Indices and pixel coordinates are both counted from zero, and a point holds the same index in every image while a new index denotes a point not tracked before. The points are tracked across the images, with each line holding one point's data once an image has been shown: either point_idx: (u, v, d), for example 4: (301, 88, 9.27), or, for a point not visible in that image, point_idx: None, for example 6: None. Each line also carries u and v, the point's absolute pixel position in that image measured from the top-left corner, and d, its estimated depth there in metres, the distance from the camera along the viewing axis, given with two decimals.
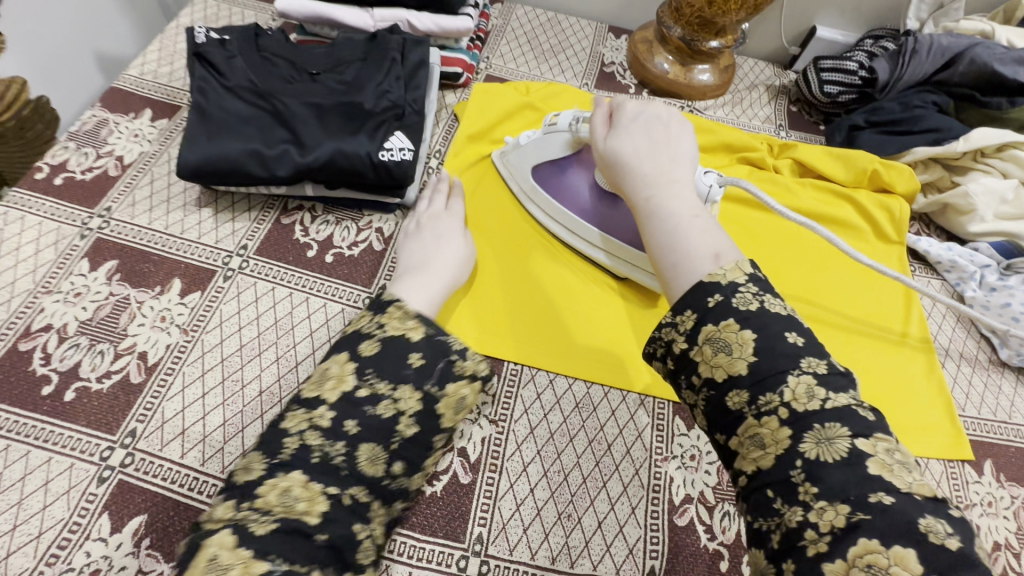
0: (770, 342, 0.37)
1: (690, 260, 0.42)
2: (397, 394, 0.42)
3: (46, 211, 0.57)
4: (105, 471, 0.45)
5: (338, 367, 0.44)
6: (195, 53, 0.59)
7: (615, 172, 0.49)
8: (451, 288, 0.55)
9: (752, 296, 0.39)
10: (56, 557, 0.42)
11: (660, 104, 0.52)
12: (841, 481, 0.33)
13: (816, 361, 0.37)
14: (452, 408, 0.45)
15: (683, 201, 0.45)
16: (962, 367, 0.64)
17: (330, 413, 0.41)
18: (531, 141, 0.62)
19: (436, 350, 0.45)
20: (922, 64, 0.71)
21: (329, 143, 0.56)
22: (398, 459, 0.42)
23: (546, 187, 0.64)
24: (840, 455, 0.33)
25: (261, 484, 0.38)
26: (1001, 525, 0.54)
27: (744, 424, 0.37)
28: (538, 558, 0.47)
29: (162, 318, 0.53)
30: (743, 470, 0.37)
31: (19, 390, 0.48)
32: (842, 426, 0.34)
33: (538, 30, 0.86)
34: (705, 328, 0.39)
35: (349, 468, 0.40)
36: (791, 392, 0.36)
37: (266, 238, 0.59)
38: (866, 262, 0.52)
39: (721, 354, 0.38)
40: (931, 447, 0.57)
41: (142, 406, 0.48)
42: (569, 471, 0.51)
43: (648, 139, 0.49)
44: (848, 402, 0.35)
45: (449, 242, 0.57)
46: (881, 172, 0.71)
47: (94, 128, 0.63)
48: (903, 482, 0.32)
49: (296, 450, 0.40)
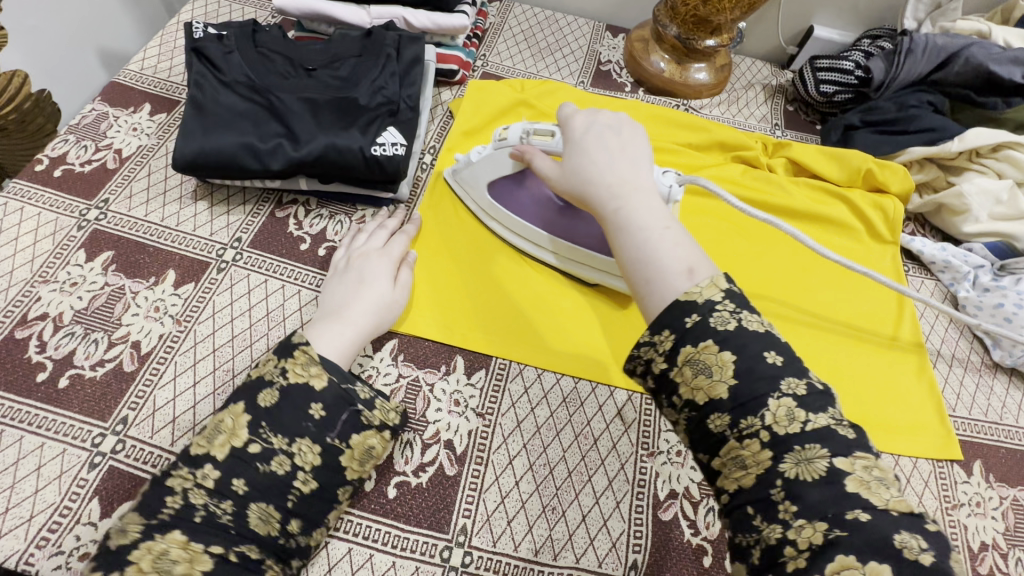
0: (750, 364, 0.37)
1: (663, 276, 0.41)
2: (293, 449, 0.43)
3: (45, 202, 0.58)
4: (96, 457, 0.46)
5: (231, 420, 0.44)
6: (193, 48, 0.59)
7: (578, 190, 0.49)
8: (370, 335, 0.52)
9: (729, 314, 0.39)
10: (46, 539, 0.42)
11: (607, 112, 0.53)
12: (819, 500, 0.33)
13: (796, 381, 0.37)
14: (358, 460, 0.45)
15: (652, 211, 0.45)
16: (954, 368, 0.64)
17: (216, 473, 0.41)
18: (482, 157, 0.60)
19: (339, 400, 0.45)
20: (917, 64, 0.71)
21: (322, 137, 0.57)
22: (293, 516, 0.42)
23: (502, 201, 0.62)
24: (818, 474, 0.34)
25: (133, 549, 0.38)
26: (988, 525, 0.54)
27: (726, 446, 0.37)
28: (521, 550, 0.47)
29: (155, 309, 0.54)
30: (725, 489, 0.37)
31: (14, 376, 0.49)
32: (821, 447, 0.35)
33: (535, 28, 0.86)
34: (684, 349, 0.38)
35: (239, 526, 0.40)
36: (772, 415, 0.36)
37: (260, 231, 0.60)
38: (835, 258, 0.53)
39: (700, 375, 0.38)
40: (919, 447, 0.57)
41: (134, 395, 0.49)
42: (554, 465, 0.51)
43: (604, 150, 0.49)
44: (828, 422, 0.36)
45: (372, 285, 0.54)
46: (875, 171, 0.71)
47: (94, 122, 0.64)
48: (880, 499, 0.33)
49: (179, 507, 0.40)
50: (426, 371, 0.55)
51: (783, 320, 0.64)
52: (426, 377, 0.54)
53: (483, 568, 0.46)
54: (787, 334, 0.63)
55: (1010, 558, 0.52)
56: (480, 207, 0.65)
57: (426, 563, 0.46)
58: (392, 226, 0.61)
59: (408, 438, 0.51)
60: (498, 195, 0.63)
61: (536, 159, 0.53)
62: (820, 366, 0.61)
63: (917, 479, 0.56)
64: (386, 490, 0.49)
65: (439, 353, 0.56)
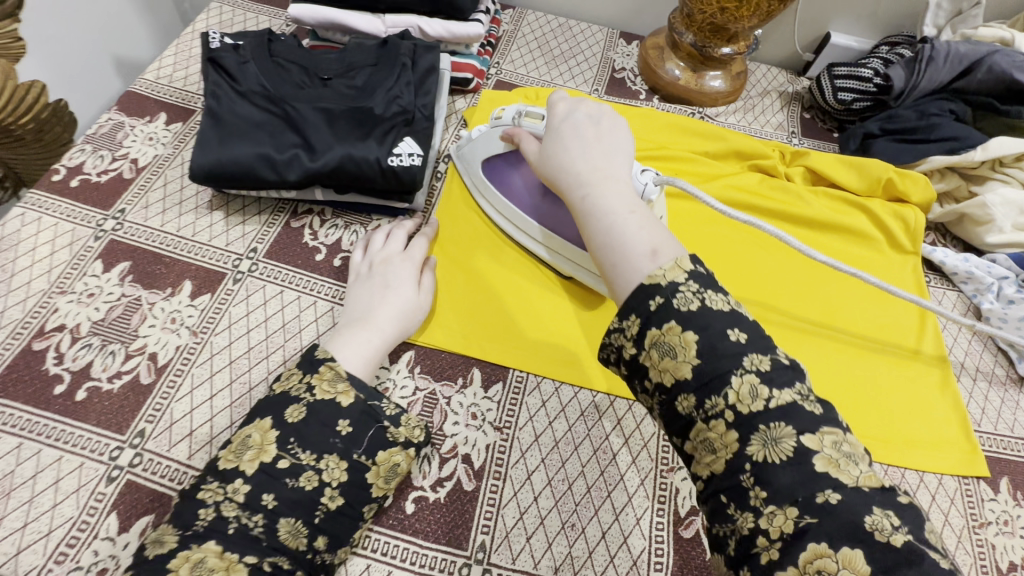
0: (712, 342, 0.36)
1: (626, 258, 0.41)
2: (321, 465, 0.43)
3: (62, 212, 0.58)
4: (114, 470, 0.46)
5: (259, 435, 0.43)
6: (209, 58, 0.59)
7: (551, 177, 0.49)
8: (397, 338, 0.52)
9: (692, 294, 0.38)
10: (64, 555, 0.42)
11: (590, 102, 0.52)
12: (788, 483, 0.32)
13: (760, 357, 0.36)
14: (383, 478, 0.45)
15: (620, 197, 0.44)
16: (978, 382, 0.62)
17: (246, 487, 0.41)
18: (480, 135, 0.62)
19: (365, 415, 0.46)
20: (937, 73, 0.70)
21: (339, 148, 0.56)
22: (320, 533, 0.42)
23: (495, 180, 0.63)
24: (785, 455, 0.33)
25: (172, 558, 0.38)
26: (1017, 544, 0.53)
27: (694, 428, 0.36)
28: (541, 568, 0.46)
29: (172, 320, 0.53)
30: (698, 475, 0.36)
31: (33, 388, 0.49)
32: (785, 423, 0.34)
33: (549, 36, 0.86)
34: (649, 331, 0.38)
35: (269, 538, 0.40)
36: (735, 394, 0.35)
37: (275, 241, 0.60)
38: (820, 257, 0.50)
39: (665, 357, 0.37)
40: (944, 463, 0.56)
41: (152, 407, 0.49)
42: (573, 481, 0.50)
43: (579, 139, 0.48)
44: (793, 398, 0.35)
45: (396, 291, 0.54)
46: (896, 181, 0.70)
47: (110, 132, 0.64)
48: (849, 477, 0.32)
49: (211, 521, 0.40)
50: (442, 384, 0.54)
51: (798, 333, 0.63)
52: (442, 391, 0.54)
53: None
54: (801, 348, 0.62)
55: None
56: (475, 182, 0.66)
57: None
58: (408, 228, 0.61)
59: (426, 452, 0.50)
60: (491, 173, 0.63)
61: (524, 142, 0.54)
62: (840, 380, 0.60)
63: (942, 496, 0.55)
64: (404, 505, 0.48)
65: (455, 365, 0.56)
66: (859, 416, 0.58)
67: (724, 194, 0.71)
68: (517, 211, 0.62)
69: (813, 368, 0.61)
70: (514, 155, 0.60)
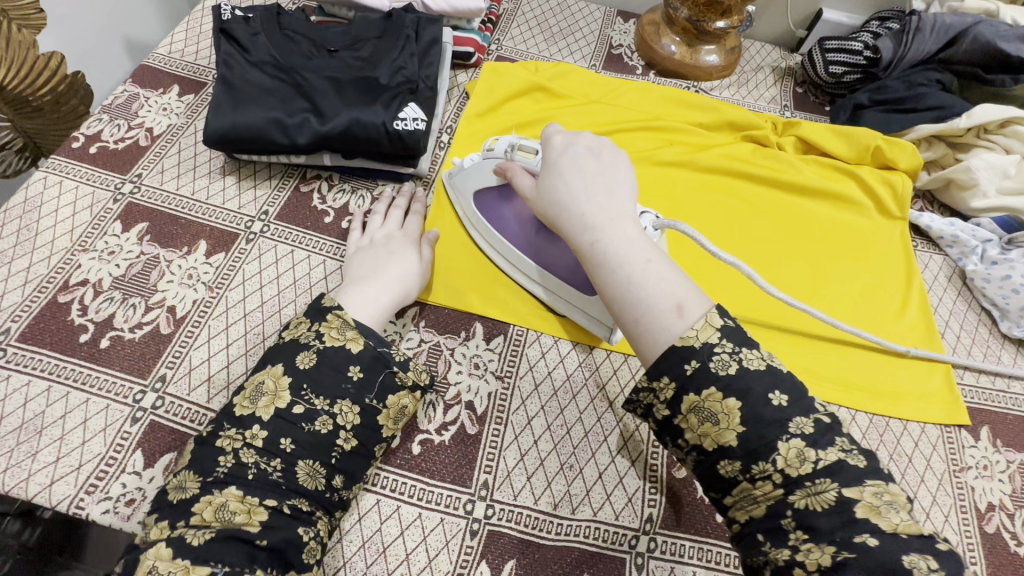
0: (755, 409, 0.37)
1: (653, 314, 0.41)
2: (335, 410, 0.45)
3: (82, 177, 0.61)
4: (138, 412, 0.49)
5: (273, 381, 0.45)
6: (221, 30, 0.62)
7: (552, 216, 0.49)
8: (399, 301, 0.54)
9: (728, 356, 0.38)
10: (95, 485, 0.45)
11: (587, 134, 0.52)
12: (828, 527, 0.34)
13: (804, 420, 0.37)
14: (393, 420, 0.48)
15: (631, 243, 0.44)
16: (962, 338, 0.65)
17: (264, 432, 0.43)
18: (472, 164, 0.61)
19: (376, 362, 0.47)
20: (924, 43, 0.73)
21: (346, 112, 0.59)
22: (337, 471, 0.45)
23: (488, 214, 0.61)
24: (827, 504, 0.34)
25: (197, 501, 0.40)
26: (996, 487, 0.55)
27: (738, 486, 0.37)
28: (541, 503, 0.49)
29: (189, 276, 0.56)
30: (736, 518, 0.38)
31: (58, 336, 0.51)
32: (829, 479, 0.35)
33: (548, 14, 0.88)
34: (688, 397, 0.38)
35: (289, 481, 0.43)
36: (783, 458, 0.36)
37: (285, 205, 0.62)
38: (780, 296, 0.53)
39: (707, 422, 0.38)
40: (927, 413, 0.58)
41: (172, 354, 0.52)
42: (571, 426, 0.53)
43: (578, 173, 0.48)
44: (838, 456, 0.36)
45: (400, 257, 0.56)
46: (883, 148, 0.72)
47: (126, 102, 0.67)
48: (889, 524, 0.33)
49: (231, 468, 0.42)
50: (446, 337, 0.57)
51: (778, 317, 0.64)
52: (446, 342, 0.57)
53: (505, 519, 0.48)
54: (780, 333, 0.62)
55: (1016, 518, 0.54)
56: (465, 214, 0.64)
57: (451, 515, 0.48)
58: (403, 204, 0.62)
59: (432, 399, 0.53)
60: (484, 206, 0.62)
61: (516, 177, 0.53)
62: (820, 355, 0.61)
63: (925, 444, 0.57)
64: (411, 446, 0.51)
65: (460, 319, 0.58)
66: (844, 373, 0.60)
67: (719, 162, 0.73)
68: (511, 246, 0.60)
69: (791, 351, 0.61)
70: (506, 189, 0.58)
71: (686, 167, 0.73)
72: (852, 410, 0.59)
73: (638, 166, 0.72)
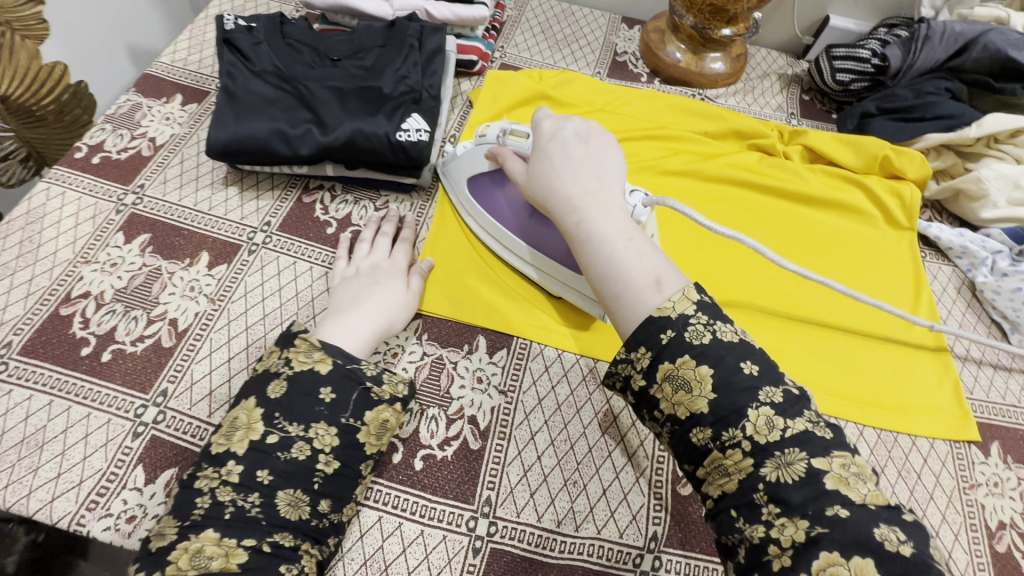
0: (727, 377, 0.37)
1: (631, 288, 0.41)
2: (309, 435, 0.44)
3: (85, 187, 0.61)
4: (139, 426, 0.48)
5: (246, 417, 0.45)
6: (224, 39, 0.61)
7: (541, 200, 0.49)
8: (381, 335, 0.52)
9: (703, 327, 0.38)
10: (95, 502, 0.45)
11: (577, 119, 0.52)
12: (800, 500, 0.33)
13: (773, 390, 0.37)
14: (374, 435, 0.47)
15: (615, 222, 0.45)
16: (972, 351, 0.64)
17: (241, 466, 0.42)
18: (464, 151, 0.61)
19: (345, 381, 0.46)
20: (934, 51, 0.72)
21: (349, 123, 0.59)
22: (322, 497, 0.44)
23: (479, 199, 0.62)
24: (798, 475, 0.34)
25: (173, 550, 0.40)
26: (1006, 505, 0.54)
27: (710, 456, 0.37)
28: (545, 520, 0.48)
29: (191, 288, 0.56)
30: (709, 493, 0.38)
31: (60, 349, 0.51)
32: (799, 448, 0.35)
33: (552, 21, 0.87)
34: (663, 366, 0.38)
35: (270, 517, 0.42)
36: (753, 426, 0.36)
37: (288, 215, 0.62)
38: (792, 268, 0.53)
39: (680, 391, 0.38)
40: (937, 428, 0.58)
41: (173, 368, 0.51)
42: (575, 441, 0.52)
43: (568, 159, 0.49)
44: (806, 426, 0.36)
45: (385, 288, 0.55)
46: (892, 158, 0.71)
47: (129, 112, 0.67)
48: (859, 495, 0.33)
49: (208, 509, 0.41)
50: (449, 350, 0.56)
51: (784, 327, 0.63)
52: (450, 356, 0.56)
53: (509, 537, 0.48)
54: (787, 343, 0.62)
55: None
56: (459, 200, 0.64)
57: (454, 532, 0.48)
58: (390, 232, 0.61)
59: (434, 414, 0.53)
60: (476, 191, 0.62)
61: (507, 161, 0.54)
62: (827, 367, 0.61)
63: (934, 459, 0.56)
64: (413, 462, 0.50)
65: (463, 333, 0.58)
66: (853, 387, 0.60)
67: (724, 171, 0.72)
68: (501, 228, 0.60)
69: (796, 363, 0.61)
70: (498, 174, 0.59)
71: (691, 177, 0.72)
72: (861, 426, 0.58)
73: (642, 175, 0.72)
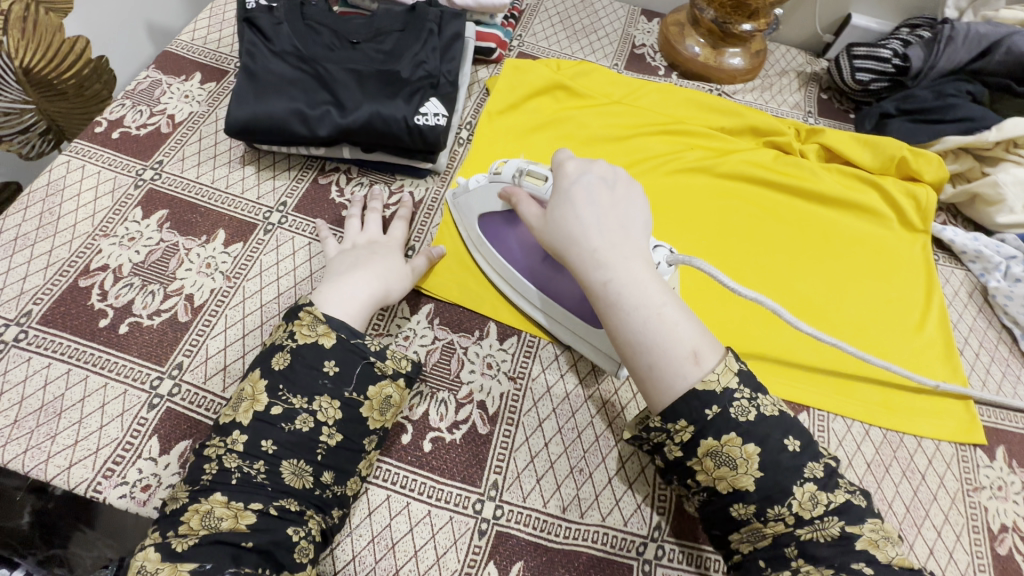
0: (773, 456, 0.39)
1: (668, 360, 0.41)
2: (315, 407, 0.45)
3: (104, 161, 0.61)
4: (155, 399, 0.49)
5: (252, 387, 0.46)
6: (246, 19, 0.62)
7: (561, 248, 0.47)
8: (379, 302, 0.52)
9: (747, 403, 0.40)
10: (111, 470, 0.46)
11: (601, 163, 0.50)
12: (827, 555, 0.38)
13: (814, 465, 0.40)
14: (378, 410, 0.47)
15: (644, 285, 0.43)
16: (981, 355, 0.64)
17: (244, 437, 0.43)
18: (478, 186, 0.57)
19: (351, 355, 0.47)
20: (956, 52, 0.71)
21: (367, 106, 0.59)
22: (326, 468, 0.44)
23: (491, 238, 0.59)
24: (830, 537, 0.38)
25: (185, 511, 0.41)
26: (1009, 508, 0.55)
27: (748, 524, 0.40)
28: (550, 506, 0.49)
29: (207, 265, 0.56)
30: (738, 550, 0.41)
31: (79, 321, 0.52)
32: (836, 517, 0.38)
33: (571, 11, 0.87)
34: (706, 442, 0.40)
35: (275, 483, 0.43)
36: (797, 503, 0.39)
37: (304, 196, 0.62)
38: (809, 331, 0.51)
39: (724, 468, 0.40)
40: (942, 429, 0.58)
41: (189, 342, 0.52)
42: (582, 430, 0.53)
43: (591, 207, 0.47)
44: (846, 496, 0.39)
45: (384, 258, 0.55)
46: (909, 159, 0.70)
47: (148, 88, 0.67)
48: (885, 555, 0.38)
49: (216, 474, 0.43)
50: (460, 335, 0.57)
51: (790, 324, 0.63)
52: (460, 341, 0.57)
53: (514, 521, 0.48)
54: (796, 351, 0.61)
55: None
56: (470, 236, 0.61)
57: (460, 514, 0.48)
58: (406, 215, 0.62)
59: (444, 398, 0.53)
60: (488, 229, 0.59)
61: (521, 205, 0.51)
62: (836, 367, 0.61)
63: (939, 461, 0.57)
64: (422, 444, 0.51)
65: (472, 319, 0.58)
66: (860, 388, 0.60)
67: (738, 168, 0.72)
68: (512, 270, 0.58)
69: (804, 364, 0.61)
70: (511, 214, 0.56)
71: (704, 173, 0.72)
72: (867, 425, 0.58)
73: (654, 168, 0.71)
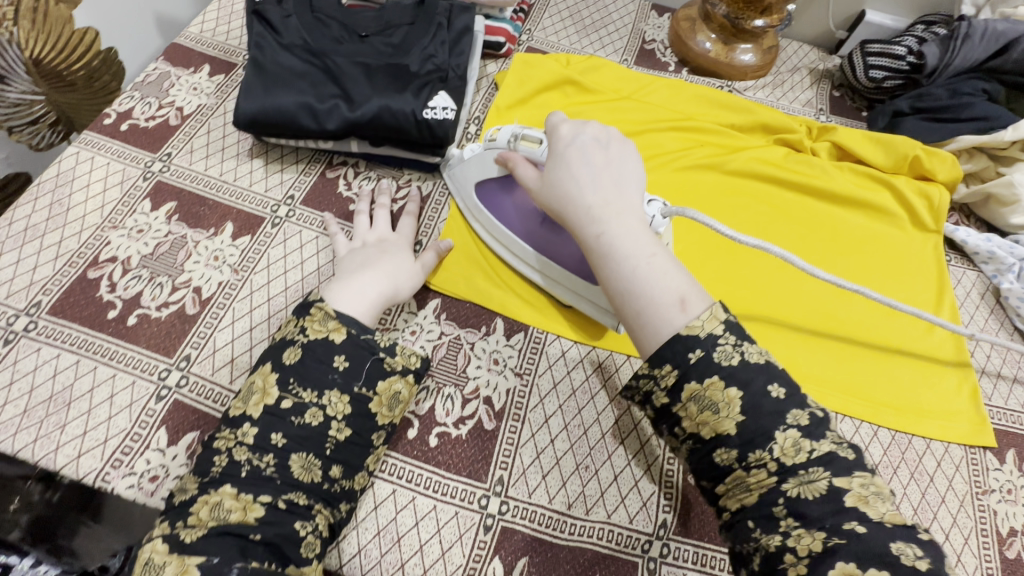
0: (755, 400, 0.38)
1: (656, 306, 0.41)
2: (323, 401, 0.45)
3: (113, 153, 0.61)
4: (163, 390, 0.49)
5: (262, 381, 0.46)
6: (255, 12, 0.62)
7: (557, 209, 0.48)
8: (389, 300, 0.52)
9: (732, 348, 0.39)
10: (120, 461, 0.46)
11: (595, 124, 0.51)
12: (819, 514, 0.35)
13: (799, 412, 0.38)
14: (386, 406, 0.47)
15: (636, 237, 0.44)
16: (993, 357, 0.63)
17: (254, 430, 0.44)
18: (474, 155, 0.59)
19: (360, 350, 0.47)
20: (973, 50, 0.69)
21: (376, 99, 0.58)
22: (333, 463, 0.45)
23: (489, 205, 0.60)
24: (818, 493, 0.36)
25: (194, 502, 0.42)
26: (1019, 511, 0.54)
27: (732, 474, 0.39)
28: (555, 502, 0.49)
29: (215, 258, 0.56)
30: (726, 506, 0.39)
31: (87, 312, 0.52)
32: (822, 468, 0.36)
33: (581, 5, 0.86)
34: (688, 385, 0.39)
35: (283, 476, 0.43)
36: (779, 448, 0.37)
37: (311, 189, 0.62)
38: (826, 276, 0.52)
39: (706, 411, 0.39)
40: (951, 432, 0.57)
41: (197, 335, 0.52)
42: (588, 426, 0.53)
43: (586, 167, 0.48)
44: (831, 447, 0.37)
45: (394, 256, 0.55)
46: (922, 158, 0.69)
47: (157, 80, 0.67)
48: (876, 512, 0.35)
49: (226, 466, 0.43)
50: (466, 330, 0.57)
51: (798, 322, 0.63)
52: (467, 336, 0.56)
53: (519, 517, 0.48)
54: (801, 347, 0.61)
55: None
56: (467, 205, 0.62)
57: (466, 509, 0.48)
58: (414, 210, 0.61)
59: (449, 393, 0.53)
60: (485, 196, 0.60)
61: (518, 167, 0.52)
62: (844, 367, 0.60)
63: (948, 463, 0.56)
64: (428, 439, 0.51)
65: (480, 314, 0.58)
66: (869, 389, 0.59)
67: (748, 165, 0.71)
68: (511, 235, 0.59)
69: (811, 363, 0.60)
70: (507, 179, 0.58)
71: (714, 170, 0.71)
72: (874, 426, 0.58)
73: (662, 164, 0.71)
